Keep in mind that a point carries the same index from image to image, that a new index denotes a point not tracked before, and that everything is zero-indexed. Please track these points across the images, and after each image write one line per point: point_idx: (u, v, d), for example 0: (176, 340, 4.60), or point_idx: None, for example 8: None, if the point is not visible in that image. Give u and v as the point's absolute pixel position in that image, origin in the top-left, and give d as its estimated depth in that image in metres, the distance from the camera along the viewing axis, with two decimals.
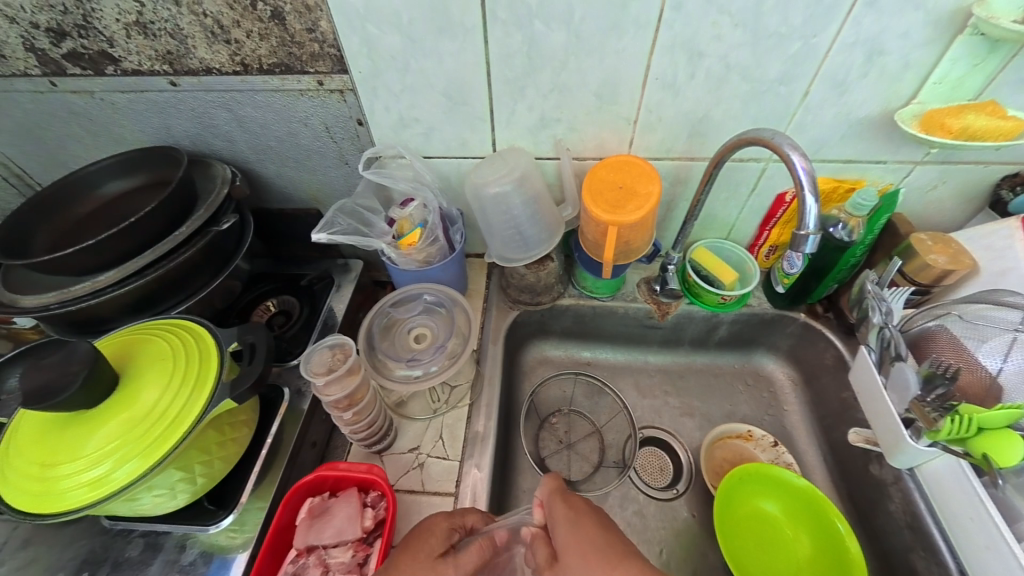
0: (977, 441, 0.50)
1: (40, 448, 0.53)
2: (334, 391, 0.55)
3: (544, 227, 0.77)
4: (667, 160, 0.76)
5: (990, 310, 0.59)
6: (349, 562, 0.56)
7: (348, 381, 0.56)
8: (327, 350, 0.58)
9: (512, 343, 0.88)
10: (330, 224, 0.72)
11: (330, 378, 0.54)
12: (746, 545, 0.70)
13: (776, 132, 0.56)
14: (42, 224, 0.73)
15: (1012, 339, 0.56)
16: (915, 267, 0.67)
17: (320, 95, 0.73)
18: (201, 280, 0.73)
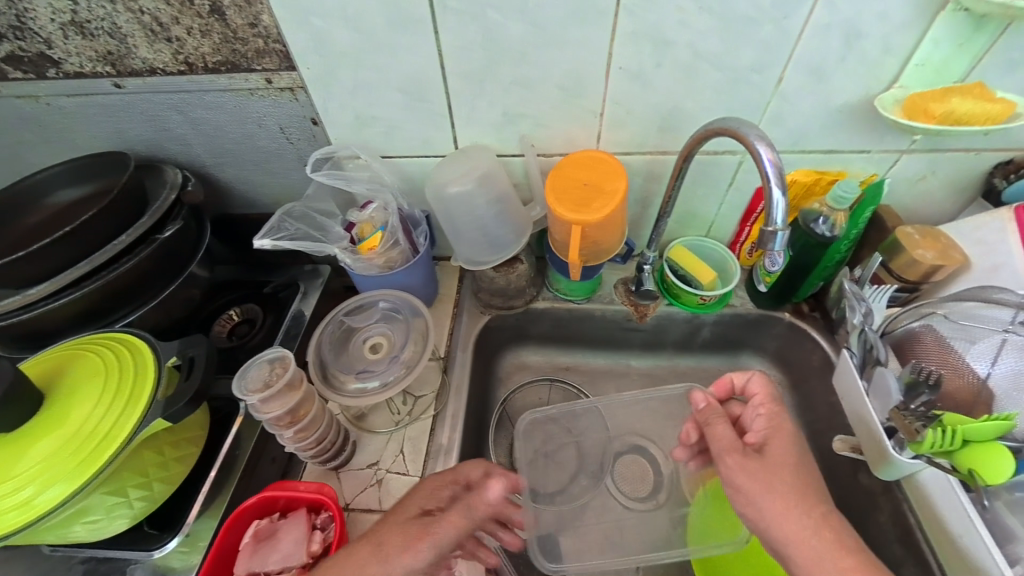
0: (963, 455, 0.46)
1: None
2: (273, 407, 0.51)
3: (511, 228, 0.73)
4: (639, 154, 0.72)
5: (981, 309, 0.54)
6: None
7: (289, 396, 0.52)
8: (266, 363, 0.53)
9: (486, 349, 0.84)
10: (275, 231, 0.67)
11: (268, 394, 0.49)
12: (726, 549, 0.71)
13: (743, 121, 0.52)
14: None
15: (1002, 341, 0.53)
16: (902, 263, 0.63)
17: (270, 93, 0.70)
18: (152, 287, 0.69)
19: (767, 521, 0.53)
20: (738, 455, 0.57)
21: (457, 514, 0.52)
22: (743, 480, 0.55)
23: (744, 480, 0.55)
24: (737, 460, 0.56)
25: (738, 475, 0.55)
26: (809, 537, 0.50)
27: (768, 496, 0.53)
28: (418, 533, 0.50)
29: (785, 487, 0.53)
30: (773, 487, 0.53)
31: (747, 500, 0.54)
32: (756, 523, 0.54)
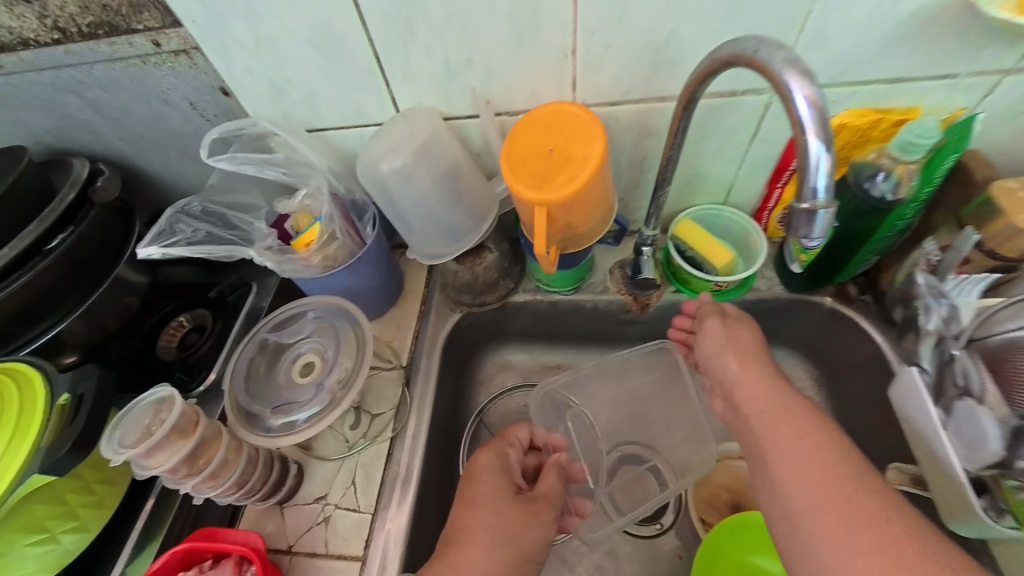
0: None
1: None
2: (161, 458, 0.45)
3: (471, 210, 0.59)
4: (627, 104, 0.55)
5: None
6: None
7: (181, 442, 0.46)
8: (151, 405, 0.47)
9: (458, 352, 0.72)
10: (169, 234, 0.55)
11: (147, 445, 0.43)
12: None
13: (766, 39, 0.34)
14: None
15: None
16: (994, 232, 0.49)
17: (164, 60, 0.57)
18: (74, 295, 0.59)
19: (734, 399, 0.54)
20: (717, 336, 0.58)
21: (557, 479, 0.56)
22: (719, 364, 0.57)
23: (720, 362, 0.57)
24: (711, 346, 0.59)
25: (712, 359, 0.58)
26: (763, 409, 0.50)
27: (730, 367, 0.56)
28: (538, 507, 0.53)
29: (749, 365, 0.54)
30: (741, 366, 0.55)
31: (722, 383, 0.57)
32: (729, 408, 0.55)
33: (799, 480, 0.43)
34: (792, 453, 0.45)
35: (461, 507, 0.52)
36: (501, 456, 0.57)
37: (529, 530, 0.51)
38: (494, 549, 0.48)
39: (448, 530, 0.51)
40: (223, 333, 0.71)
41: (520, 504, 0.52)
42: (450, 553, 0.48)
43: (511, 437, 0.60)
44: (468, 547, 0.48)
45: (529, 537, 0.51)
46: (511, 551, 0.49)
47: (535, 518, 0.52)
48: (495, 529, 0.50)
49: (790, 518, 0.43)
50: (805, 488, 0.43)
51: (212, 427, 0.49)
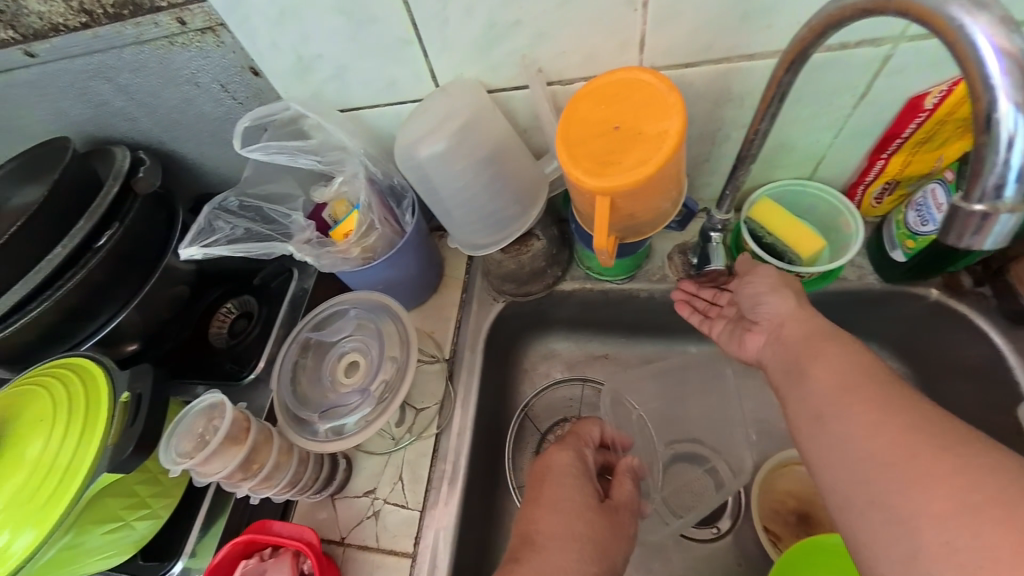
0: None
1: None
2: (214, 467, 0.45)
3: (519, 196, 0.54)
4: (703, 64, 0.46)
5: None
6: None
7: (230, 450, 0.46)
8: (202, 413, 0.48)
9: (501, 342, 0.68)
10: (208, 233, 0.54)
11: (204, 455, 0.44)
12: None
13: None
14: None
15: None
16: None
17: (190, 39, 0.53)
18: (126, 290, 0.59)
19: (775, 334, 0.51)
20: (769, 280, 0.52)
21: (632, 488, 0.53)
22: (760, 302, 0.52)
23: (768, 299, 0.51)
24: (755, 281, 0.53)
25: (755, 296, 0.52)
26: (804, 336, 0.48)
27: (781, 302, 0.50)
28: (621, 519, 0.51)
29: (799, 299, 0.50)
30: (783, 297, 0.51)
31: (766, 324, 0.52)
32: (772, 346, 0.51)
33: (831, 387, 0.43)
34: (823, 362, 0.45)
35: (541, 513, 0.50)
36: (579, 458, 0.54)
37: (615, 541, 0.49)
38: (587, 563, 0.47)
39: (525, 532, 0.50)
40: (269, 319, 0.70)
41: (604, 515, 0.51)
42: (537, 558, 0.47)
43: (581, 436, 0.57)
44: (558, 557, 0.47)
45: (615, 548, 0.49)
46: (602, 564, 0.47)
47: (618, 531, 0.50)
48: (585, 539, 0.48)
49: (818, 418, 0.42)
50: (835, 392, 0.42)
51: (259, 430, 0.48)
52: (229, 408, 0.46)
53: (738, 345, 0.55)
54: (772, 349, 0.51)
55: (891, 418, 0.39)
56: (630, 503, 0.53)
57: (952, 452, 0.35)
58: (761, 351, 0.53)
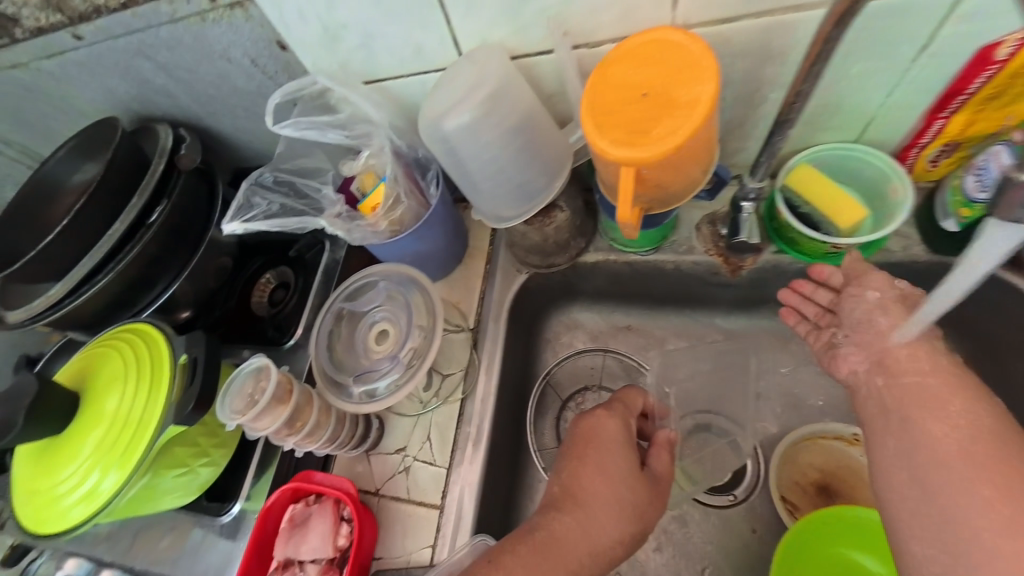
0: None
1: (40, 468, 0.53)
2: (265, 424, 0.50)
3: (544, 166, 0.53)
4: (744, 20, 0.43)
5: None
6: None
7: (278, 410, 0.50)
8: (250, 375, 0.52)
9: (525, 313, 0.70)
10: (247, 208, 0.57)
11: (254, 413, 0.48)
12: None
13: None
14: (16, 226, 0.64)
15: None
16: None
17: (221, 15, 0.54)
18: (177, 262, 0.64)
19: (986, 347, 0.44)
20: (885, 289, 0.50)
21: (670, 458, 0.55)
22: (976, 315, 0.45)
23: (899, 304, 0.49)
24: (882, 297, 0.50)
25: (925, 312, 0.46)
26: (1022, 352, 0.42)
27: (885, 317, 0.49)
28: (661, 488, 0.53)
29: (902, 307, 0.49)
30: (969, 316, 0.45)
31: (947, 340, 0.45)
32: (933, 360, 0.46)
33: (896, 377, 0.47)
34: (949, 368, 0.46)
35: (587, 471, 0.51)
36: (626, 426, 0.55)
37: (651, 506, 0.51)
38: (625, 522, 0.49)
39: (568, 487, 0.51)
40: (305, 289, 0.73)
41: (641, 479, 0.52)
42: (581, 512, 0.49)
43: (630, 404, 0.58)
44: (597, 514, 0.49)
45: (649, 513, 0.51)
46: (636, 525, 0.50)
47: (655, 497, 0.52)
48: (627, 502, 0.50)
49: (905, 443, 0.44)
50: (919, 381, 0.46)
51: (300, 390, 0.53)
52: (274, 370, 0.50)
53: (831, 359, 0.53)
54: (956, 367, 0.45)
55: (971, 415, 0.42)
56: (667, 465, 0.55)
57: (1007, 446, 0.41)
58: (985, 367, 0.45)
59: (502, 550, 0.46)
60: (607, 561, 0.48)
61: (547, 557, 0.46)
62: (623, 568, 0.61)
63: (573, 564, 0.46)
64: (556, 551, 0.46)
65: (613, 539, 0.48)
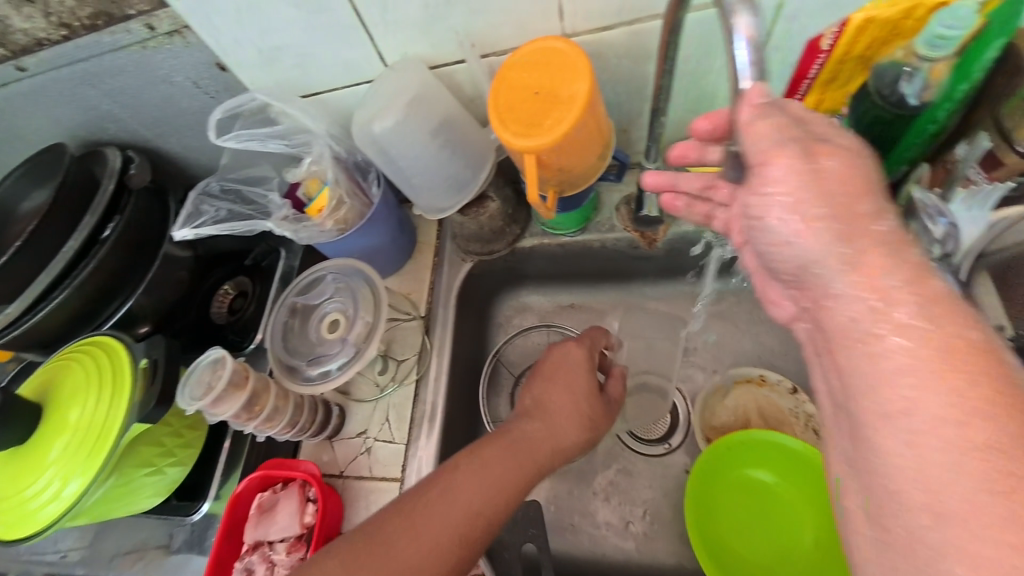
0: None
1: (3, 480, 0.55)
2: (224, 408, 0.55)
3: (468, 160, 0.60)
4: (619, 27, 0.51)
5: None
6: (290, 562, 0.56)
7: (236, 396, 0.55)
8: (207, 367, 0.57)
9: (474, 298, 0.75)
10: (196, 215, 0.61)
11: (212, 397, 0.53)
12: (729, 512, 0.57)
13: None
14: None
15: None
16: None
17: (161, 42, 0.59)
18: (134, 276, 0.66)
19: (837, 209, 0.36)
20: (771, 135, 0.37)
21: (623, 384, 0.63)
22: (813, 148, 0.37)
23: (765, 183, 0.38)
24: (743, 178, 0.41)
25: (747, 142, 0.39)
26: (861, 196, 0.36)
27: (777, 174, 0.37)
28: (612, 408, 0.60)
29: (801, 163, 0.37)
30: (786, 138, 0.37)
31: (789, 193, 0.37)
32: (791, 217, 0.37)
33: (904, 385, 0.31)
34: (927, 316, 0.32)
35: (553, 389, 0.58)
36: (591, 355, 0.62)
37: (602, 420, 0.59)
38: (583, 429, 0.56)
39: (537, 401, 0.58)
40: (263, 295, 0.78)
41: (599, 400, 0.59)
42: (544, 420, 0.56)
43: (596, 339, 0.64)
44: (562, 421, 0.56)
45: (602, 425, 0.59)
46: (589, 434, 0.57)
47: (607, 414, 0.60)
48: (584, 413, 0.57)
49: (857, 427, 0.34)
50: (910, 376, 0.31)
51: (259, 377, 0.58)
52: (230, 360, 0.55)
53: (692, 129, 0.52)
54: (845, 249, 0.35)
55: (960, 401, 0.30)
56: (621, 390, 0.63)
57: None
58: (872, 221, 0.35)
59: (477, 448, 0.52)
60: (565, 458, 0.56)
61: (517, 451, 0.52)
62: (577, 520, 0.66)
63: (541, 459, 0.53)
64: (528, 446, 0.53)
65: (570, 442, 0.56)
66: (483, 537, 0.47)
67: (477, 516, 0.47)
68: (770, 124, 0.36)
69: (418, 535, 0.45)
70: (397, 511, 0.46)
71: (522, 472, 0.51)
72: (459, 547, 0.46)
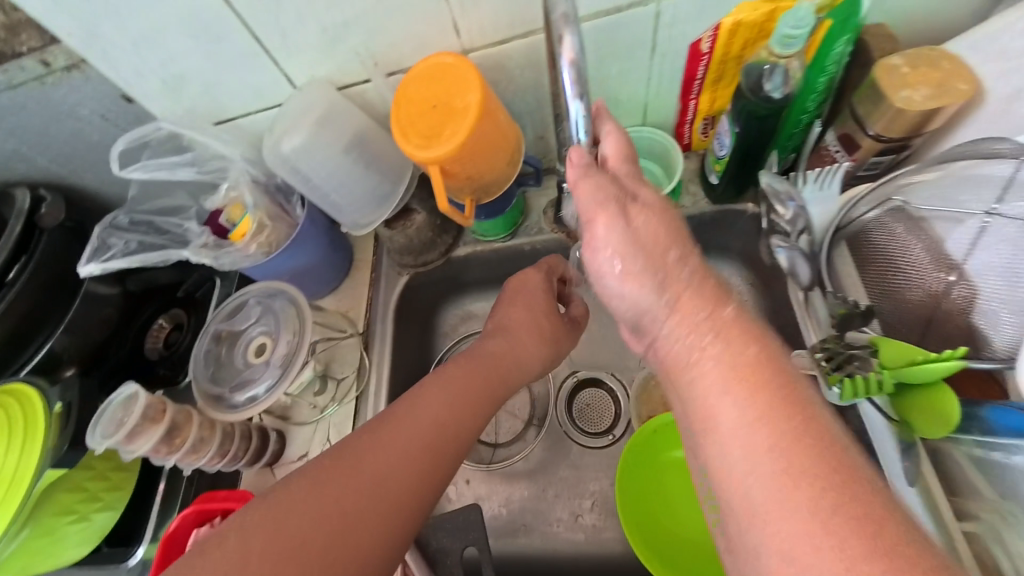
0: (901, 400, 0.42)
1: None
2: (139, 442, 0.54)
3: (385, 176, 0.62)
4: (514, 41, 0.54)
5: (976, 166, 0.43)
6: None
7: (152, 429, 0.55)
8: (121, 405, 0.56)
9: (415, 309, 0.76)
10: (104, 250, 0.59)
11: (126, 432, 0.53)
12: (657, 489, 0.60)
13: None
14: None
15: (982, 227, 0.44)
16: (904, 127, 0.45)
17: (60, 77, 0.58)
18: (52, 315, 0.63)
19: (649, 256, 0.39)
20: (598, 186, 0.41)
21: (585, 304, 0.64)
22: (627, 207, 0.40)
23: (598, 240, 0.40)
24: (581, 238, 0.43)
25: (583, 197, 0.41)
26: (667, 246, 0.39)
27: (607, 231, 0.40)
28: (573, 327, 0.62)
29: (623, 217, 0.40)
30: (605, 197, 0.40)
31: (615, 250, 0.39)
32: (619, 266, 0.39)
33: (711, 388, 0.32)
34: (723, 339, 0.34)
35: (517, 308, 0.58)
36: (550, 279, 0.62)
37: (564, 337, 0.60)
38: (547, 345, 0.57)
39: (500, 323, 0.57)
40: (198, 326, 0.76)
41: (560, 319, 0.60)
42: (509, 337, 0.56)
43: (554, 267, 0.64)
44: (524, 338, 0.56)
45: (563, 341, 0.60)
46: (552, 349, 0.58)
47: (568, 333, 0.61)
48: (547, 330, 0.58)
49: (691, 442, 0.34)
50: (710, 380, 0.33)
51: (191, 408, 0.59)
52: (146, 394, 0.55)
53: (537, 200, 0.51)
54: (663, 297, 0.38)
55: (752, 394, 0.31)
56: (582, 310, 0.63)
57: (829, 444, 0.29)
58: (678, 268, 0.38)
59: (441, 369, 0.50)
60: (529, 375, 0.56)
61: (483, 366, 0.52)
62: (528, 519, 0.67)
63: (504, 374, 0.53)
64: (492, 362, 0.53)
65: (535, 355, 0.56)
66: (451, 447, 0.45)
67: (444, 427, 0.46)
68: (592, 182, 0.40)
69: (386, 445, 0.42)
70: (363, 428, 0.44)
71: (489, 385, 0.51)
72: (427, 455, 0.44)
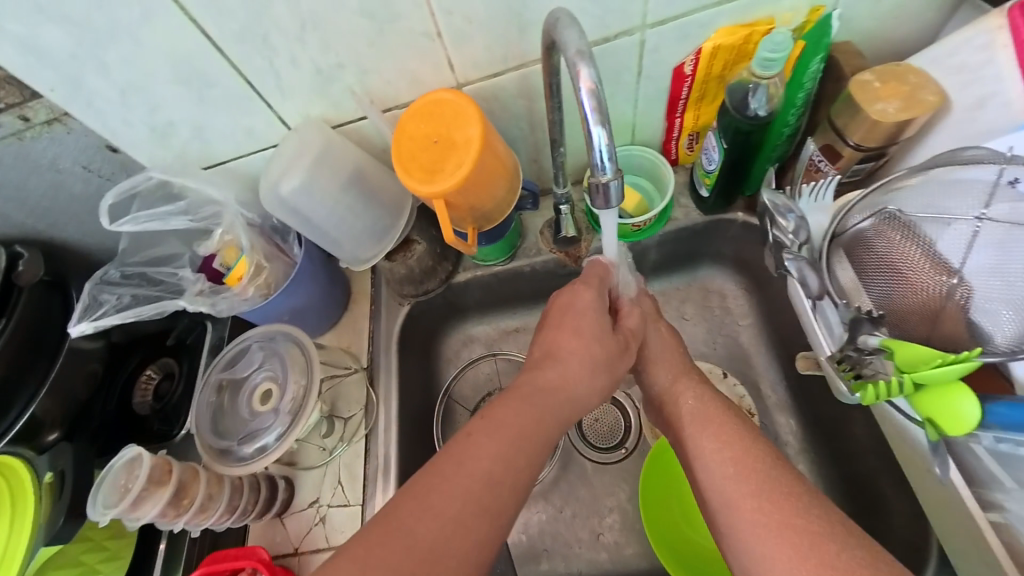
0: (919, 400, 0.43)
1: None
2: (144, 509, 0.52)
3: (384, 210, 0.62)
4: (507, 72, 0.55)
5: (950, 173, 0.47)
6: None
7: (157, 492, 0.52)
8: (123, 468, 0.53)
9: (418, 338, 0.74)
10: (95, 307, 0.58)
11: (130, 500, 0.50)
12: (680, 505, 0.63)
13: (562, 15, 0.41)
14: None
15: (973, 231, 0.47)
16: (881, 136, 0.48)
17: (40, 131, 0.57)
18: (32, 375, 0.59)
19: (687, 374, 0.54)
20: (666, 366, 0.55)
21: (639, 317, 0.57)
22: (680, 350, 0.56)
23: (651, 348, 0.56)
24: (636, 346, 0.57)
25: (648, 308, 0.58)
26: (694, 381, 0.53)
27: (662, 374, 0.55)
28: (627, 342, 0.55)
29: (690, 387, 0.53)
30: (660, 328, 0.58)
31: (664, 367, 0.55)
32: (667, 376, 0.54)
33: (725, 483, 0.42)
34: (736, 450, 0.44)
35: (564, 334, 0.53)
36: (601, 294, 0.56)
37: (621, 358, 0.54)
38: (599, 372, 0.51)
39: (546, 350, 0.53)
40: (190, 374, 0.69)
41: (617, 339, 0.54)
42: (557, 367, 0.51)
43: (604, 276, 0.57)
44: (575, 366, 0.51)
45: (620, 365, 0.54)
46: (606, 374, 0.52)
47: (624, 351, 0.54)
48: (600, 355, 0.52)
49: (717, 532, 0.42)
50: (721, 472, 0.43)
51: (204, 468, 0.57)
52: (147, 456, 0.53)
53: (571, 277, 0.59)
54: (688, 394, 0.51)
55: (759, 488, 0.41)
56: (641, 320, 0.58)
57: (827, 517, 0.38)
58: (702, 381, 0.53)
59: (488, 412, 0.46)
60: (584, 408, 0.52)
61: (531, 406, 0.48)
62: (549, 543, 0.66)
63: (555, 411, 0.49)
64: (543, 397, 0.49)
65: (587, 380, 0.51)
66: (506, 502, 0.43)
67: (498, 484, 0.43)
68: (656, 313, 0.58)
69: (436, 510, 0.40)
70: (407, 491, 0.41)
71: (540, 423, 0.47)
72: (482, 515, 0.41)
